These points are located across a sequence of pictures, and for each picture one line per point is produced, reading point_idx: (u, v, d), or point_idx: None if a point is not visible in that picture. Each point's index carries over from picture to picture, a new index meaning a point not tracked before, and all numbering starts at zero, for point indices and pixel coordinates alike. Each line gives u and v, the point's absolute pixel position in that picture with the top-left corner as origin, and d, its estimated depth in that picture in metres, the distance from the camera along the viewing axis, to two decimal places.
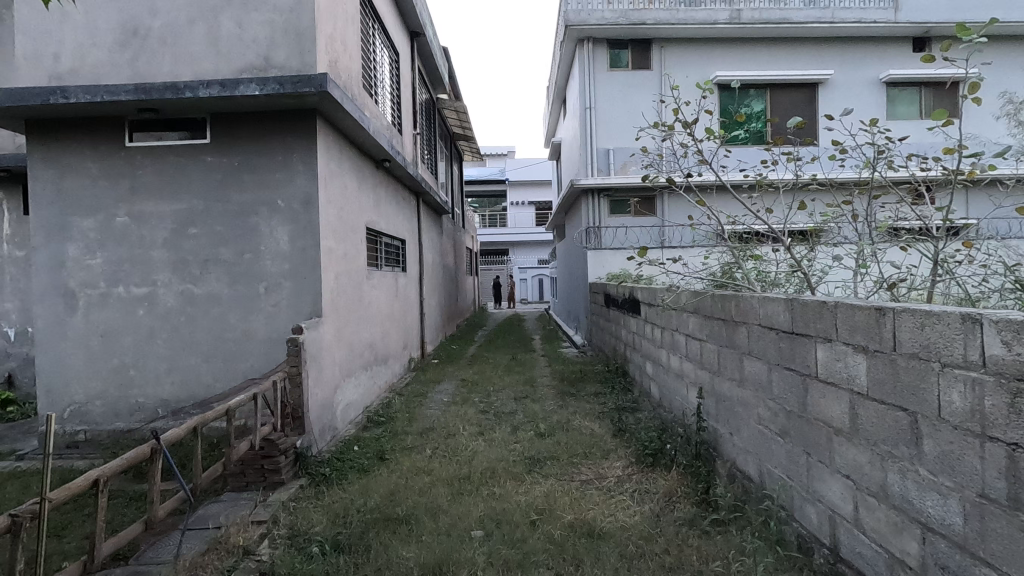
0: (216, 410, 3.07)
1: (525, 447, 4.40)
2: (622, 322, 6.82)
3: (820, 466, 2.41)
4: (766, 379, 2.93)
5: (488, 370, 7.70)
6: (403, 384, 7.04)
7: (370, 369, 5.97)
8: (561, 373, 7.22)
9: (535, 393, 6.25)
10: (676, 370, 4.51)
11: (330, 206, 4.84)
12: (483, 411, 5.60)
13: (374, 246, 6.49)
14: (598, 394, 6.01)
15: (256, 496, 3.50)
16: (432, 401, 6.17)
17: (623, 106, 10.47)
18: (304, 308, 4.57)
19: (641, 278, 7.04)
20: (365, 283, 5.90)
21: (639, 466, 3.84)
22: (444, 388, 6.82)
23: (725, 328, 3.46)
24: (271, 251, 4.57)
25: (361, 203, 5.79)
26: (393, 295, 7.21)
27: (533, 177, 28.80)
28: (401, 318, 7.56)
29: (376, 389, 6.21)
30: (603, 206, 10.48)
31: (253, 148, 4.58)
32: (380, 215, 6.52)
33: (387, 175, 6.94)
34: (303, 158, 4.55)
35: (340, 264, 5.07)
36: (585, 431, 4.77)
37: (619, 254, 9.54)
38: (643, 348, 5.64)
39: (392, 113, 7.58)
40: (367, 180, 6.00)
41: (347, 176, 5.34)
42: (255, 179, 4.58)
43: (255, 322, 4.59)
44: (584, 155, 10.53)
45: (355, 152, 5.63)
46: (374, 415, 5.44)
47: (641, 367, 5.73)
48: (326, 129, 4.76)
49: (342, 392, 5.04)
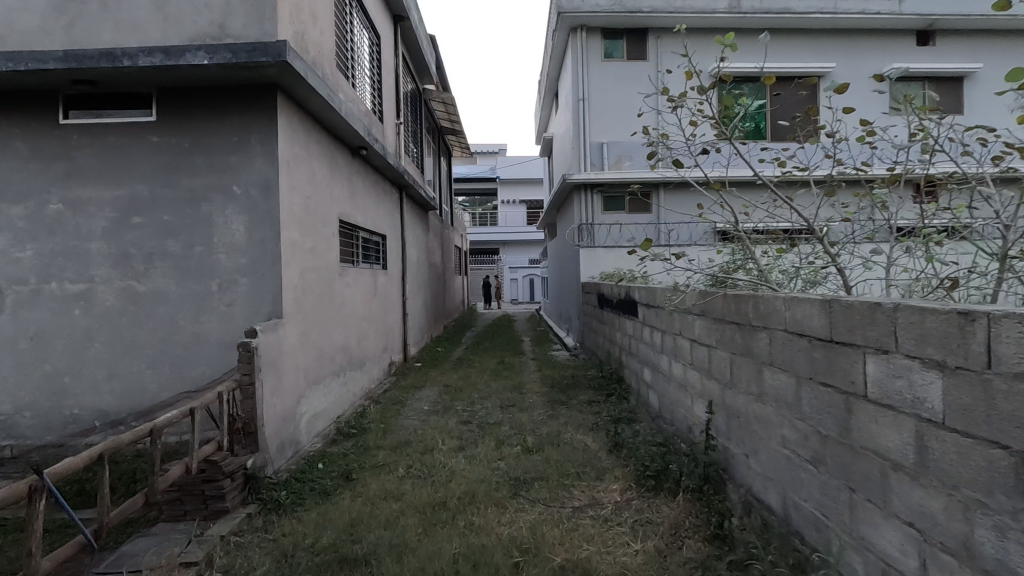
0: (134, 432, 2.55)
1: (511, 465, 3.91)
2: (617, 325, 6.36)
3: (869, 506, 1.95)
4: (792, 396, 2.47)
5: (474, 375, 7.24)
6: (382, 390, 6.54)
7: (342, 375, 5.46)
8: (551, 378, 6.75)
9: (523, 401, 5.77)
10: (679, 379, 4.06)
11: (293, 194, 4.33)
12: (465, 422, 5.12)
13: (349, 240, 5.99)
14: (591, 402, 5.55)
15: (192, 529, 2.99)
16: (411, 410, 5.67)
17: (618, 99, 10.03)
18: (262, 307, 4.06)
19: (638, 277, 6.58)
20: (337, 281, 5.38)
21: (639, 491, 3.38)
22: (425, 395, 6.33)
23: (740, 334, 2.99)
24: (226, 243, 4.06)
25: (333, 193, 5.30)
26: (370, 294, 6.68)
27: (524, 176, 28.41)
28: (379, 318, 7.05)
29: (350, 396, 5.71)
30: (597, 201, 9.97)
31: (205, 127, 4.06)
32: (355, 208, 6.02)
33: (365, 165, 6.45)
34: (262, 138, 4.04)
35: (306, 258, 4.56)
36: (578, 446, 4.30)
37: (613, 252, 9.07)
38: (641, 352, 5.19)
39: (372, 100, 7.06)
40: (340, 169, 5.50)
41: (316, 162, 4.82)
42: (207, 162, 4.06)
43: (207, 324, 4.08)
44: (576, 149, 10.08)
45: (326, 137, 5.12)
46: (345, 426, 4.93)
47: (640, 375, 5.25)
48: (289, 109, 4.25)
49: (308, 402, 4.52)
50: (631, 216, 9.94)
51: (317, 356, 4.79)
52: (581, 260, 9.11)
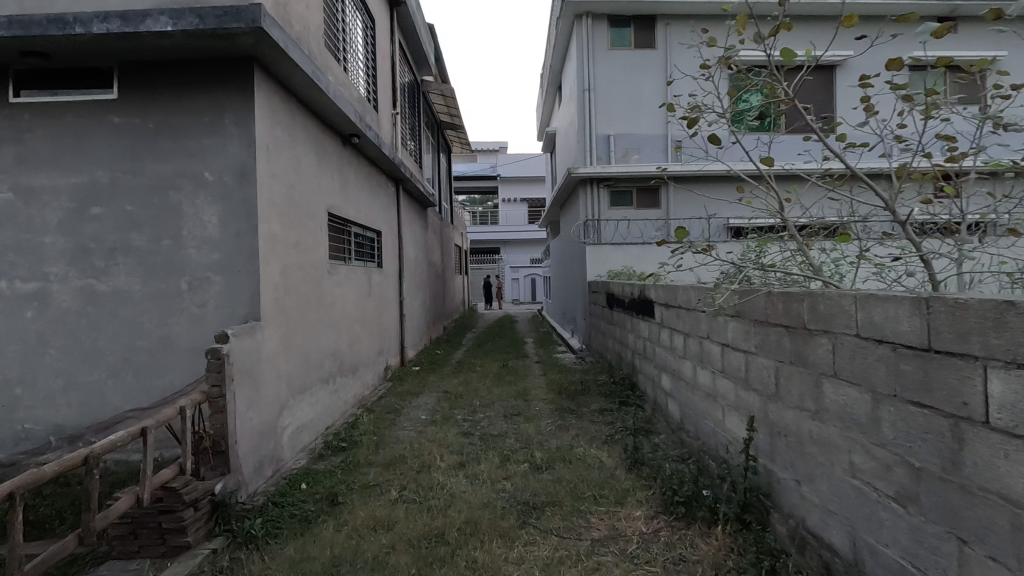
0: (64, 460, 2.10)
1: (518, 486, 3.47)
2: (629, 326, 5.91)
3: (992, 566, 1.50)
4: (866, 416, 2.02)
5: (474, 380, 6.79)
6: (376, 397, 6.09)
7: (332, 383, 5.02)
8: (558, 383, 6.30)
9: (528, 410, 5.33)
10: (707, 388, 3.61)
11: (274, 183, 3.89)
12: (465, 434, 4.66)
13: (340, 236, 5.54)
14: (603, 411, 5.10)
15: (145, 571, 2.53)
16: (408, 420, 5.23)
17: (625, 89, 9.58)
18: (238, 309, 3.61)
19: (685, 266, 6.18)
20: (326, 279, 4.94)
21: (667, 520, 2.93)
22: (422, 403, 5.88)
23: (790, 339, 2.54)
24: (196, 236, 3.61)
25: (321, 183, 4.85)
26: (364, 294, 6.23)
27: (525, 174, 27.97)
28: (374, 320, 6.60)
29: (342, 405, 5.25)
30: (603, 197, 9.51)
31: (173, 106, 3.62)
32: (347, 201, 5.57)
33: (358, 155, 6.00)
34: (237, 118, 3.60)
35: (289, 254, 4.12)
36: (592, 462, 3.86)
37: (621, 250, 8.62)
38: (659, 357, 4.74)
39: (366, 86, 6.61)
40: (329, 157, 5.05)
41: (300, 148, 4.38)
42: (176, 145, 3.62)
43: (176, 327, 3.63)
44: (581, 142, 9.64)
45: (312, 121, 4.66)
46: (334, 439, 4.49)
47: (658, 381, 4.80)
48: (268, 87, 3.81)
49: (291, 415, 4.07)
50: (640, 211, 9.52)
51: (302, 361, 4.34)
52: (588, 258, 8.68)
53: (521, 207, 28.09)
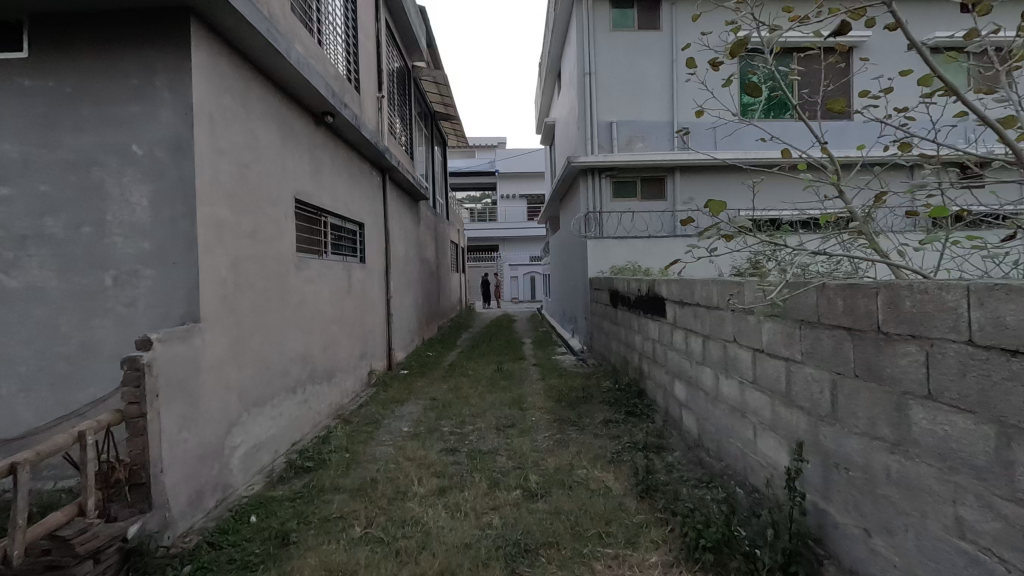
0: None
1: (507, 520, 2.89)
2: (636, 327, 5.32)
3: None
4: (989, 456, 1.44)
5: (466, 385, 6.22)
6: (356, 405, 5.52)
7: (301, 392, 4.43)
8: (557, 390, 5.72)
9: (523, 420, 4.75)
10: (734, 402, 3.04)
11: (221, 160, 3.31)
12: (450, 451, 4.09)
13: (312, 227, 4.96)
14: (607, 422, 4.52)
15: None
16: (388, 433, 4.65)
17: (628, 72, 8.99)
18: (173, 309, 3.02)
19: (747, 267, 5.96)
20: (292, 275, 4.35)
21: (691, 571, 2.35)
22: (406, 412, 5.30)
23: (858, 346, 1.94)
24: (124, 222, 3.03)
25: (286, 165, 4.27)
26: (343, 291, 5.66)
27: (524, 169, 27.41)
28: (355, 320, 6.02)
29: (313, 416, 4.67)
30: (604, 187, 8.91)
31: (94, 66, 3.03)
32: (319, 187, 4.99)
33: (334, 138, 5.42)
34: (170, 81, 3.00)
35: (242, 244, 3.53)
36: (597, 487, 3.29)
37: (626, 244, 8.02)
38: (673, 363, 4.15)
39: (345, 64, 6.03)
40: (296, 137, 4.47)
41: (256, 122, 3.78)
42: (98, 113, 3.03)
43: (100, 331, 3.04)
44: (582, 130, 9.07)
45: (274, 93, 4.08)
46: (300, 458, 3.91)
47: (671, 388, 4.23)
48: (212, 47, 3.21)
49: (245, 431, 3.48)
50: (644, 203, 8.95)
51: (260, 370, 3.75)
52: (589, 252, 8.06)
53: (521, 204, 27.64)
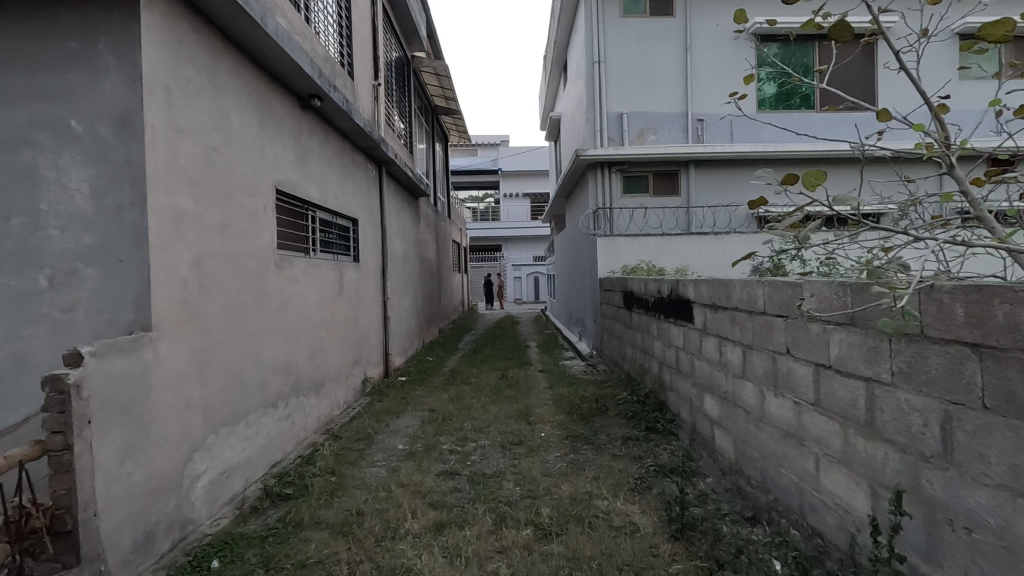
0: None
1: (516, 568, 2.41)
2: (654, 332, 4.85)
3: None
4: None
5: (468, 394, 5.76)
6: (348, 418, 5.05)
7: (283, 406, 3.96)
8: (567, 400, 5.25)
9: (531, 436, 4.29)
10: (786, 427, 2.55)
11: (182, 141, 2.83)
12: (449, 474, 3.62)
13: (298, 222, 4.50)
14: (626, 439, 4.05)
15: None
16: (382, 452, 4.17)
17: (639, 61, 8.50)
18: (120, 316, 2.55)
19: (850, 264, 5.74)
20: (273, 275, 3.88)
21: None
22: (401, 427, 4.82)
23: (991, 368, 1.45)
24: (63, 212, 2.56)
25: (266, 151, 3.79)
26: (333, 292, 5.18)
27: (526, 168, 26.98)
28: (348, 325, 5.55)
29: (299, 431, 4.20)
30: (615, 183, 8.41)
31: (26, 27, 2.56)
32: (306, 178, 4.51)
33: (323, 125, 4.95)
34: (115, 45, 2.52)
35: (209, 240, 3.06)
36: (621, 523, 2.81)
37: (638, 243, 7.53)
38: (702, 375, 3.68)
39: (337, 46, 5.56)
40: (278, 121, 4.00)
41: (227, 99, 3.30)
42: (31, 82, 2.56)
43: (33, 341, 2.56)
44: (591, 121, 8.57)
45: (250, 69, 3.60)
46: (279, 483, 3.43)
47: (700, 403, 3.75)
48: (168, 7, 2.74)
49: (211, 457, 3.01)
50: (656, 199, 8.47)
51: (233, 385, 3.28)
52: (599, 252, 7.58)
53: (524, 203, 27.19)
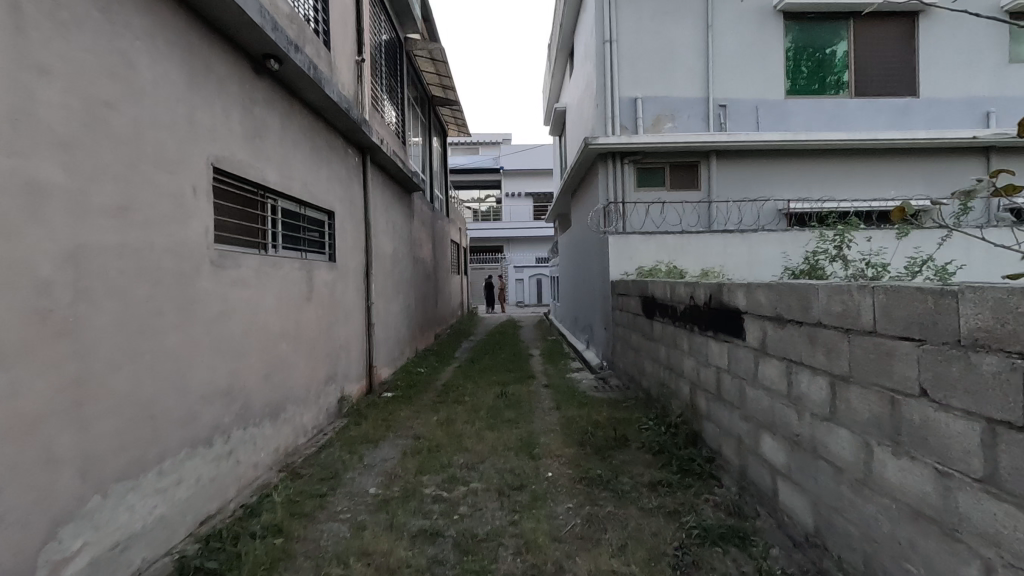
0: None
1: None
2: (684, 347, 4.02)
3: None
4: None
5: (461, 416, 4.94)
6: (317, 448, 4.23)
7: (221, 444, 3.12)
8: (577, 426, 4.42)
9: (536, 479, 3.46)
10: (921, 508, 1.71)
11: (44, 86, 2.01)
12: (430, 535, 2.79)
13: (252, 212, 3.69)
14: (656, 485, 3.23)
15: None
16: (349, 499, 3.32)
17: (655, 40, 7.67)
18: None
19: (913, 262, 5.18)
20: (210, 278, 3.06)
21: None
22: (378, 461, 3.98)
23: None
24: None
25: (198, 118, 2.97)
26: (300, 297, 4.34)
27: (529, 166, 26.25)
28: (320, 336, 4.73)
29: (245, 471, 3.36)
30: (627, 175, 7.57)
31: None
32: (261, 159, 3.69)
33: (286, 96, 4.12)
34: None
35: (96, 225, 2.23)
36: None
37: (655, 241, 6.68)
38: (758, 408, 2.85)
39: (307, 8, 4.75)
40: (217, 82, 3.17)
41: (132, 41, 2.47)
42: None
43: None
44: (601, 107, 7.72)
45: (171, 8, 2.77)
46: (204, 551, 2.59)
47: (753, 443, 2.92)
48: None
49: (93, 528, 2.16)
50: (673, 193, 7.64)
51: (140, 423, 2.46)
52: (610, 251, 6.73)
53: (527, 203, 26.48)
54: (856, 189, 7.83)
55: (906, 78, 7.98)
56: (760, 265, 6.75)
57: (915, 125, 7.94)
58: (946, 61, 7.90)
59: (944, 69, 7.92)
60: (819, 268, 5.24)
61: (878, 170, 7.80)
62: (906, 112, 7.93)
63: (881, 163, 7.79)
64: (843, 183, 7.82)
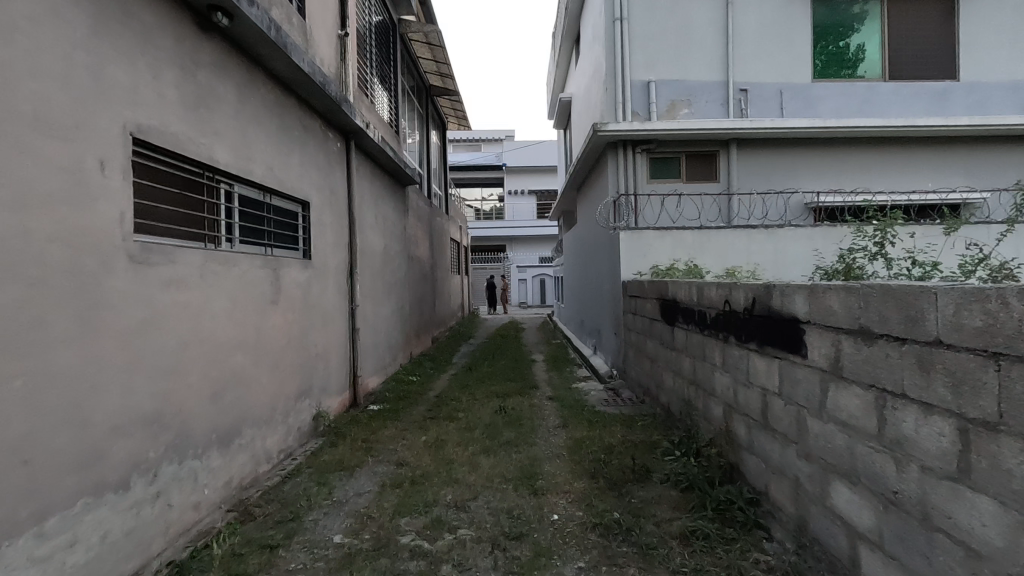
0: None
1: None
2: (716, 360, 3.37)
3: None
4: None
5: (452, 436, 4.30)
6: (280, 477, 3.58)
7: (145, 485, 2.49)
8: (587, 452, 3.77)
9: (538, 526, 2.81)
10: None
11: None
12: None
13: (195, 198, 3.06)
14: (689, 536, 2.57)
15: None
16: (306, 553, 2.67)
17: (671, 18, 7.01)
18: None
19: (966, 259, 4.48)
20: (128, 278, 2.43)
21: None
22: (350, 496, 3.33)
23: None
24: None
25: (110, 74, 2.34)
26: (263, 300, 3.71)
27: (532, 164, 25.59)
28: (289, 344, 4.08)
29: (180, 516, 2.72)
30: (640, 165, 6.91)
31: None
32: (207, 134, 3.06)
33: (243, 63, 3.49)
34: None
35: None
36: None
37: (671, 237, 6.02)
38: (827, 447, 2.19)
39: None
40: (142, 33, 2.55)
41: None
42: None
43: None
44: (611, 92, 7.07)
45: None
46: None
47: (817, 491, 2.26)
48: None
49: None
50: (690, 185, 6.99)
51: (5, 471, 1.83)
52: (622, 248, 6.07)
53: (530, 201, 25.81)
54: (890, 181, 7.16)
55: (945, 59, 7.29)
56: (788, 264, 6.07)
57: (955, 111, 7.25)
58: (989, 42, 7.21)
59: (988, 50, 7.22)
60: (864, 266, 4.58)
61: (914, 161, 7.12)
62: (945, 96, 7.24)
63: (918, 153, 7.11)
64: (875, 174, 7.15)
